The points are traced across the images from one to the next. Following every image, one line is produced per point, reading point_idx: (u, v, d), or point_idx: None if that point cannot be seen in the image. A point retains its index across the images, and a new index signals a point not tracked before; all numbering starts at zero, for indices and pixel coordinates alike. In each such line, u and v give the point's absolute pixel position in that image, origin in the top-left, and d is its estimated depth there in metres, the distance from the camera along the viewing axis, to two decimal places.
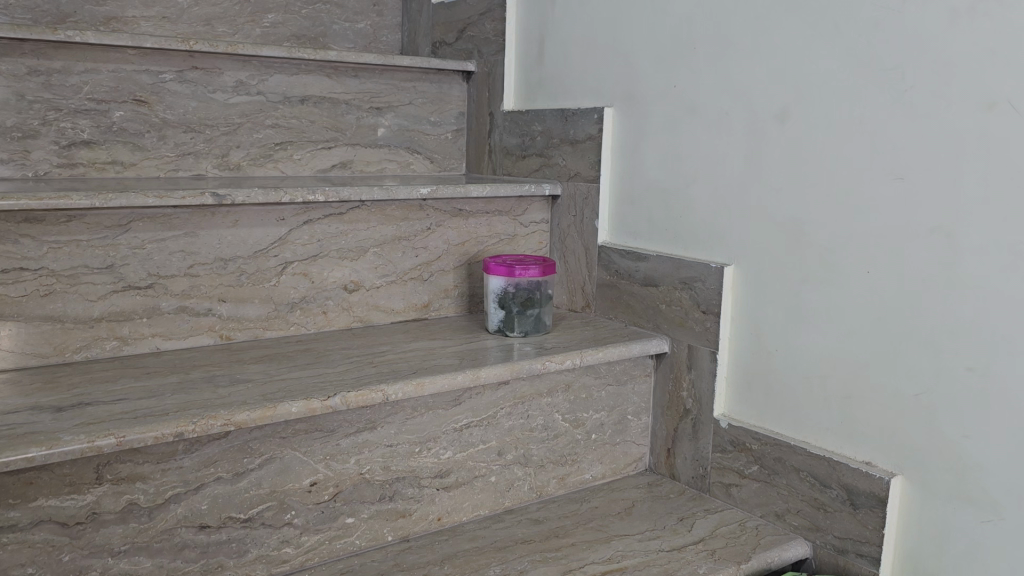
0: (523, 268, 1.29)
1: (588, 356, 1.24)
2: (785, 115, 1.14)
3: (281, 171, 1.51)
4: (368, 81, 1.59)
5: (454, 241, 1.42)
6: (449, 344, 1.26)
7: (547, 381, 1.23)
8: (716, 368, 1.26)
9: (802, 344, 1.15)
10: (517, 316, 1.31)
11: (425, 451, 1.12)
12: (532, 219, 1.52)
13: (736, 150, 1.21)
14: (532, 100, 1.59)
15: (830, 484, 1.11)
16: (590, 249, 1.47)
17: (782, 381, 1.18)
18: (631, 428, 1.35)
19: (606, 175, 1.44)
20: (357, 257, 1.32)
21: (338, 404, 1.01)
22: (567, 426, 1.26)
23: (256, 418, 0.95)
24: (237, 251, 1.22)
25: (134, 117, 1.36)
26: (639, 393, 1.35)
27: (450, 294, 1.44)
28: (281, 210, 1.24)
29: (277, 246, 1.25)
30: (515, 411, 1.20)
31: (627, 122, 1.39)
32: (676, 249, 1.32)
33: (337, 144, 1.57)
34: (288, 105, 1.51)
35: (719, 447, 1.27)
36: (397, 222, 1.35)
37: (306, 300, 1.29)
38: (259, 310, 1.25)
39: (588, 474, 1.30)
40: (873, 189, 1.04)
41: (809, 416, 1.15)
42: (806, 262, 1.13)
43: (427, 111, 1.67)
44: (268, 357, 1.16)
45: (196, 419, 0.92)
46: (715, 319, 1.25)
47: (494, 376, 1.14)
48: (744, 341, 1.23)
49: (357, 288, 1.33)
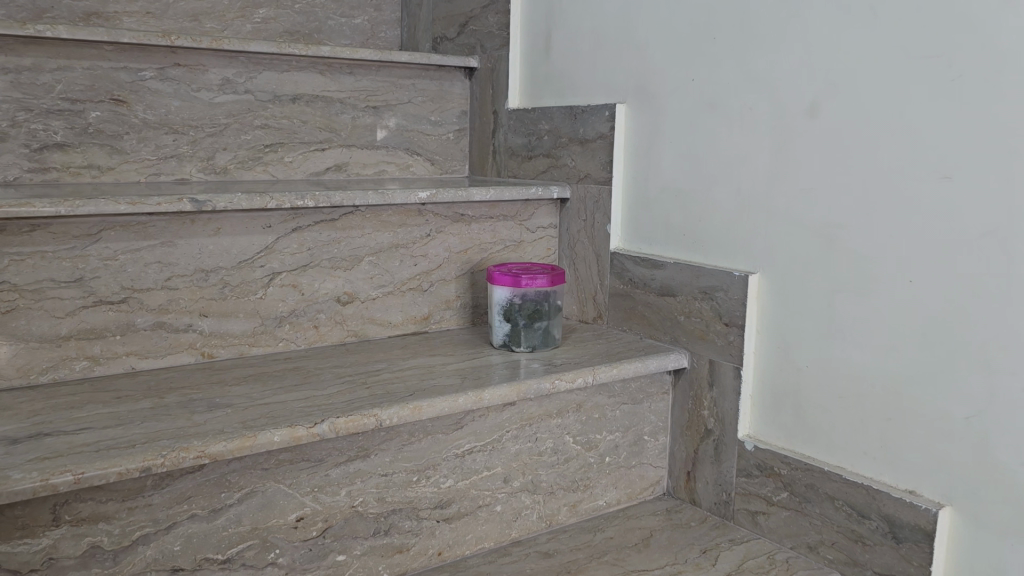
0: (530, 277, 1.19)
1: (602, 373, 1.14)
2: (816, 110, 1.04)
3: (271, 175, 1.41)
4: (363, 79, 1.49)
5: (455, 249, 1.32)
6: (450, 361, 1.16)
7: (556, 401, 1.13)
8: (740, 385, 1.16)
9: (836, 360, 1.05)
10: (524, 329, 1.21)
11: (424, 480, 1.03)
12: (539, 223, 1.42)
13: (761, 149, 1.11)
14: (538, 97, 1.49)
15: (869, 515, 1.01)
16: (601, 256, 1.37)
17: (814, 399, 1.08)
18: (648, 450, 1.25)
19: (620, 176, 1.34)
20: (351, 266, 1.23)
21: (325, 432, 0.91)
22: (579, 449, 1.16)
23: (233, 449, 0.86)
24: (220, 262, 1.12)
25: (112, 118, 1.27)
26: (657, 412, 1.25)
27: (452, 305, 1.34)
28: (267, 216, 1.15)
29: (263, 256, 1.15)
30: (522, 434, 1.10)
31: (642, 119, 1.29)
32: (697, 256, 1.22)
33: (331, 145, 1.47)
34: (278, 104, 1.41)
35: (744, 470, 1.16)
36: (394, 229, 1.25)
37: (295, 313, 1.19)
38: (244, 325, 1.16)
39: (601, 501, 1.20)
40: (915, 189, 0.94)
41: (845, 438, 1.05)
42: (840, 268, 1.03)
43: (427, 110, 1.58)
44: (252, 378, 1.07)
45: (165, 451, 0.82)
46: (739, 332, 1.15)
47: (498, 398, 1.04)
48: (771, 356, 1.13)
49: (351, 300, 1.24)
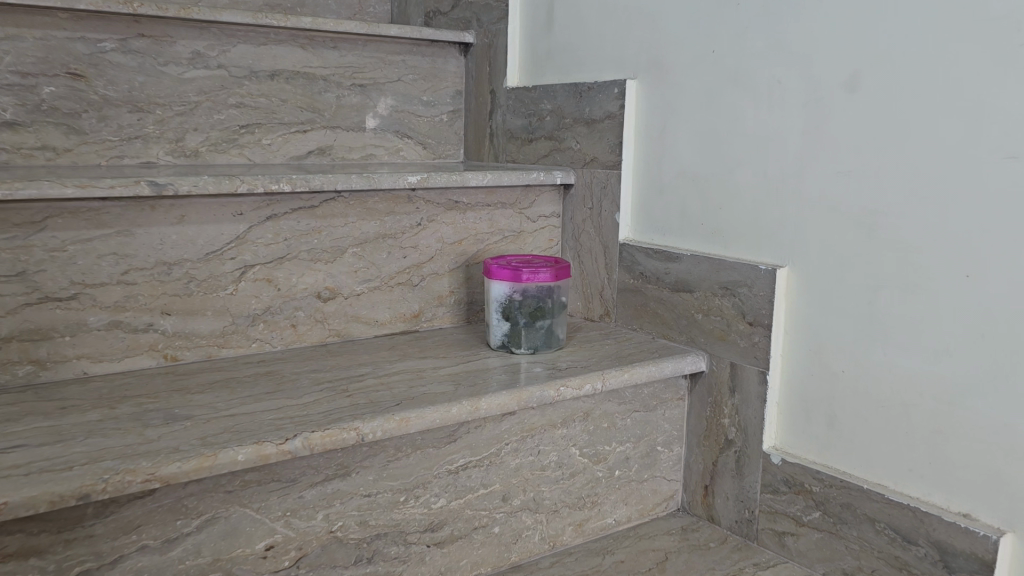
0: (531, 271, 1.07)
1: (612, 378, 1.02)
2: (856, 82, 0.92)
3: (247, 158, 1.29)
4: (349, 54, 1.37)
5: (449, 240, 1.20)
6: (443, 364, 1.04)
7: (561, 409, 1.01)
8: (765, 391, 1.04)
9: (879, 364, 0.93)
10: (524, 329, 1.09)
11: (412, 500, 0.91)
12: (541, 212, 1.30)
13: (792, 128, 1.00)
14: (540, 74, 1.38)
15: (916, 540, 0.90)
16: (609, 248, 1.25)
17: (851, 408, 0.96)
18: (661, 462, 1.13)
19: (630, 160, 1.22)
20: (333, 258, 1.11)
21: (298, 449, 0.79)
22: (586, 462, 1.05)
23: (189, 471, 0.74)
24: (184, 253, 1.00)
25: (68, 94, 1.14)
26: (671, 420, 1.13)
27: (445, 301, 1.22)
28: (237, 203, 1.02)
29: (234, 247, 1.03)
30: (523, 446, 0.99)
31: (655, 96, 1.17)
32: (716, 248, 1.11)
33: (313, 127, 1.34)
34: (254, 80, 1.28)
35: (769, 486, 1.05)
36: (381, 217, 1.13)
37: (270, 311, 1.07)
38: (212, 325, 1.03)
39: (610, 519, 1.09)
40: (973, 171, 0.83)
41: (887, 452, 0.93)
42: (883, 261, 0.91)
43: (418, 89, 1.45)
44: (218, 384, 0.94)
45: (107, 475, 0.70)
46: (765, 332, 1.03)
47: (497, 407, 0.93)
48: (802, 359, 1.01)
49: (333, 296, 1.12)
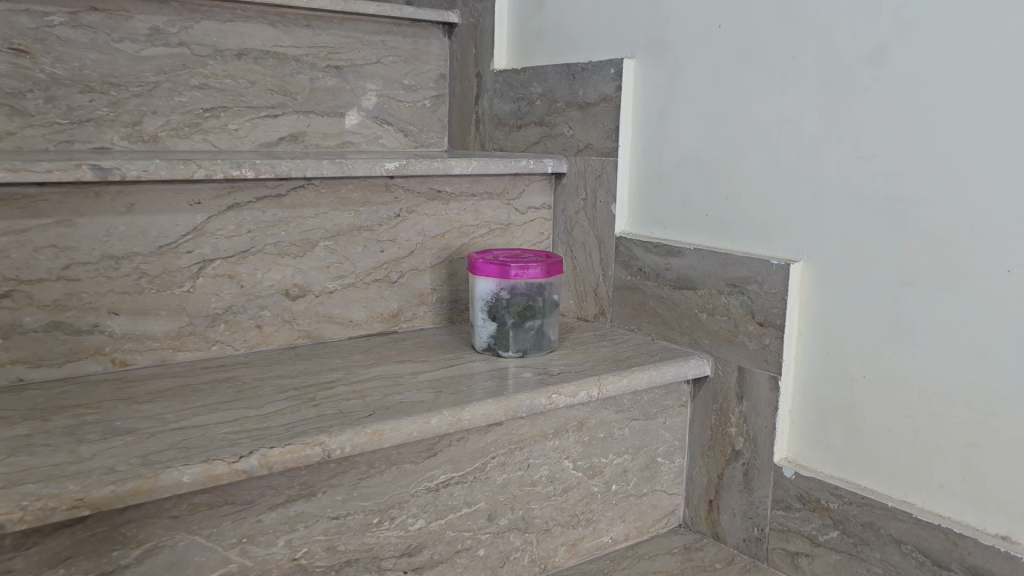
0: (520, 267, 0.98)
1: (608, 385, 0.93)
2: (882, 56, 0.83)
3: (212, 144, 1.18)
4: (323, 33, 1.27)
5: (431, 233, 1.11)
6: (424, 369, 0.95)
7: (553, 419, 0.91)
8: (776, 399, 0.95)
9: (905, 370, 0.84)
10: (512, 330, 0.99)
11: (387, 522, 0.81)
12: (530, 203, 1.21)
13: (808, 110, 0.90)
14: (530, 56, 1.28)
15: (948, 565, 0.81)
16: (604, 242, 1.16)
17: (873, 417, 0.87)
18: (662, 474, 1.04)
19: (628, 147, 1.12)
20: (302, 252, 1.01)
21: (253, 468, 0.69)
22: (580, 476, 0.95)
23: (125, 495, 0.64)
24: (134, 246, 0.90)
25: (10, 72, 1.03)
26: (672, 429, 1.04)
27: (426, 300, 1.13)
28: (194, 190, 0.92)
29: (191, 239, 0.93)
30: (511, 460, 0.89)
31: (655, 77, 1.08)
32: (723, 242, 1.01)
33: (285, 111, 1.24)
34: (219, 60, 1.18)
35: (781, 502, 0.95)
36: (356, 208, 1.04)
37: (232, 311, 0.97)
38: (167, 326, 0.93)
39: (606, 537, 0.99)
40: (1016, 154, 0.74)
41: (913, 467, 0.84)
42: (910, 256, 0.82)
43: (399, 72, 1.35)
44: (171, 392, 0.84)
45: (25, 502, 0.60)
46: (777, 335, 0.94)
47: (481, 418, 0.83)
48: (818, 363, 0.92)
49: (302, 294, 1.02)
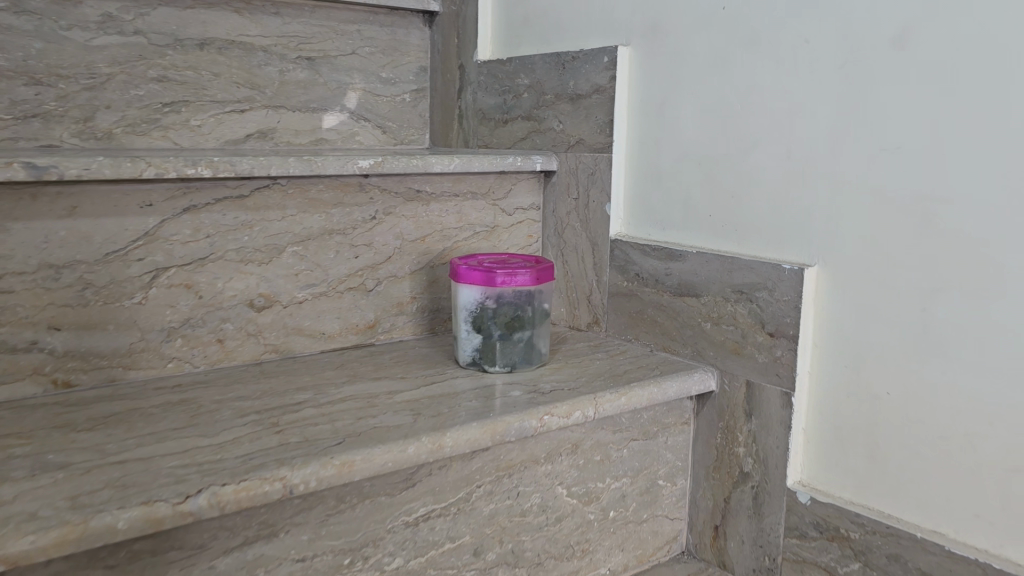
0: (507, 272, 0.89)
1: (605, 403, 0.84)
2: (906, 38, 0.75)
3: (172, 141, 1.08)
4: (293, 21, 1.18)
5: (410, 236, 1.02)
6: (402, 387, 0.86)
7: (545, 442, 0.83)
8: (789, 417, 0.87)
9: (933, 386, 0.76)
10: (499, 343, 0.90)
11: (360, 562, 0.72)
12: (518, 203, 1.12)
13: (823, 98, 0.82)
14: (517, 45, 1.20)
15: None
16: (598, 246, 1.07)
17: (898, 438, 0.79)
18: (663, 498, 0.96)
19: (624, 142, 1.04)
20: (268, 259, 0.92)
21: (202, 509, 0.61)
22: (575, 503, 0.87)
23: (47, 547, 0.54)
24: (76, 254, 0.80)
25: None
26: (674, 449, 0.96)
27: (405, 309, 1.04)
28: (145, 191, 0.83)
29: (141, 246, 0.84)
30: (499, 489, 0.80)
31: (652, 66, 0.99)
32: (729, 245, 0.93)
33: (253, 105, 1.15)
34: (180, 50, 1.09)
35: (795, 530, 0.87)
36: (327, 210, 0.95)
37: (190, 324, 0.88)
38: (116, 341, 0.84)
39: (603, 569, 0.90)
40: None
41: (944, 493, 0.76)
42: (938, 260, 0.74)
43: (376, 64, 1.26)
44: (117, 417, 0.75)
45: None
46: (789, 346, 0.86)
47: (465, 444, 0.74)
48: (835, 378, 0.84)
49: (269, 305, 0.93)
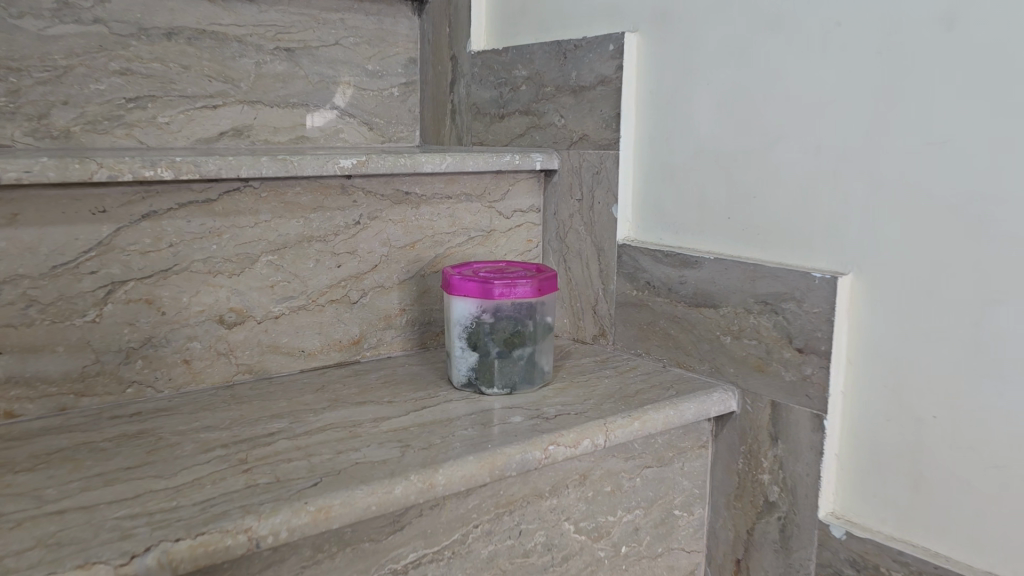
0: (506, 284, 0.79)
1: (617, 429, 0.75)
2: (954, 15, 0.66)
3: (137, 140, 0.99)
4: (271, 9, 1.08)
5: (398, 242, 0.93)
6: (389, 412, 0.77)
7: (550, 473, 0.74)
8: (821, 442, 0.78)
9: (988, 409, 0.67)
10: (497, 361, 0.81)
11: None
12: (516, 205, 1.03)
13: (857, 86, 0.73)
14: (514, 34, 1.11)
15: None
16: (604, 251, 0.98)
17: (946, 467, 0.70)
18: (679, 530, 0.87)
19: (632, 138, 0.95)
20: (240, 269, 0.83)
21: (150, 571, 0.51)
22: (583, 540, 0.78)
23: None
24: (19, 268, 0.71)
25: None
26: (691, 475, 0.87)
27: (394, 323, 0.95)
28: (97, 195, 0.74)
29: (94, 257, 0.74)
30: (498, 528, 0.71)
31: (663, 54, 0.90)
32: (751, 250, 0.84)
33: (227, 101, 1.05)
34: (145, 40, 0.99)
35: (828, 567, 0.78)
36: (305, 215, 0.85)
37: (153, 344, 0.79)
38: (67, 365, 0.75)
39: None
40: None
41: (1002, 531, 0.67)
42: (995, 266, 0.65)
43: (361, 56, 1.17)
44: (62, 454, 0.66)
45: None
46: (821, 364, 0.77)
47: (460, 481, 0.65)
48: (873, 399, 0.75)
49: (242, 321, 0.84)
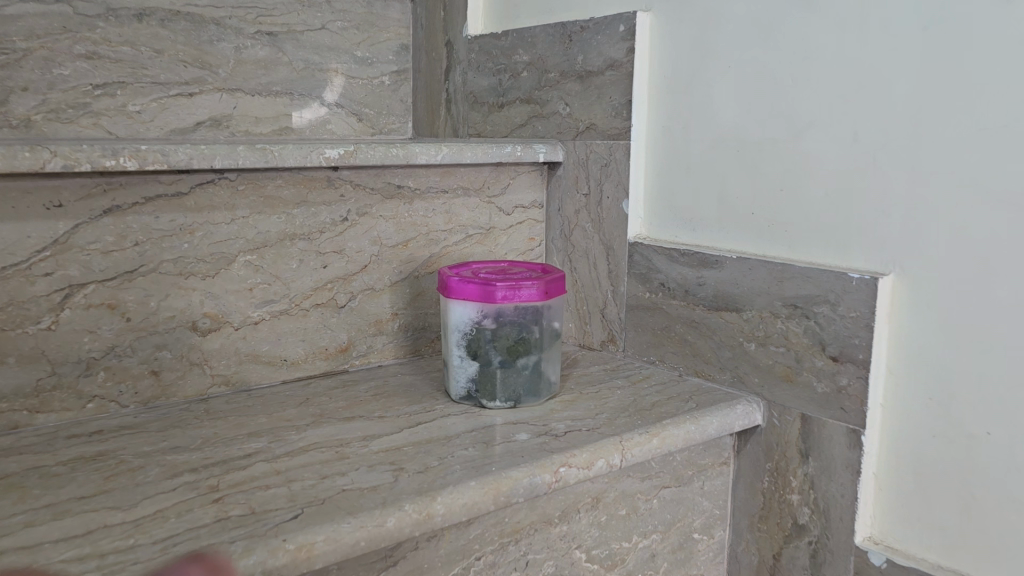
0: (510, 287, 0.72)
1: (633, 448, 0.68)
2: None
3: (105, 130, 0.91)
4: None
5: (389, 241, 0.85)
6: (381, 429, 0.69)
7: (560, 497, 0.66)
8: (858, 459, 0.70)
9: None
10: (499, 371, 0.74)
11: None
12: (518, 201, 0.95)
13: (900, 66, 0.66)
14: (514, 16, 1.03)
15: None
16: (613, 250, 0.91)
17: (1001, 492, 0.63)
18: (698, 554, 0.80)
19: (645, 127, 0.87)
20: (216, 270, 0.75)
21: None
22: (595, 569, 0.70)
23: None
24: None
25: None
26: (711, 495, 0.80)
27: (385, 328, 0.87)
28: (51, 188, 0.66)
29: (49, 257, 0.67)
30: (503, 559, 0.64)
31: (680, 36, 0.83)
32: (778, 248, 0.77)
33: (203, 88, 0.97)
34: (114, 21, 0.91)
35: None
36: (288, 210, 0.78)
37: (117, 354, 0.71)
38: (17, 378, 0.67)
39: None
40: None
41: None
42: None
43: (350, 41, 1.09)
44: (6, 480, 0.58)
45: None
46: (859, 374, 0.70)
47: (462, 511, 0.58)
48: (917, 414, 0.67)
49: (217, 327, 0.76)
